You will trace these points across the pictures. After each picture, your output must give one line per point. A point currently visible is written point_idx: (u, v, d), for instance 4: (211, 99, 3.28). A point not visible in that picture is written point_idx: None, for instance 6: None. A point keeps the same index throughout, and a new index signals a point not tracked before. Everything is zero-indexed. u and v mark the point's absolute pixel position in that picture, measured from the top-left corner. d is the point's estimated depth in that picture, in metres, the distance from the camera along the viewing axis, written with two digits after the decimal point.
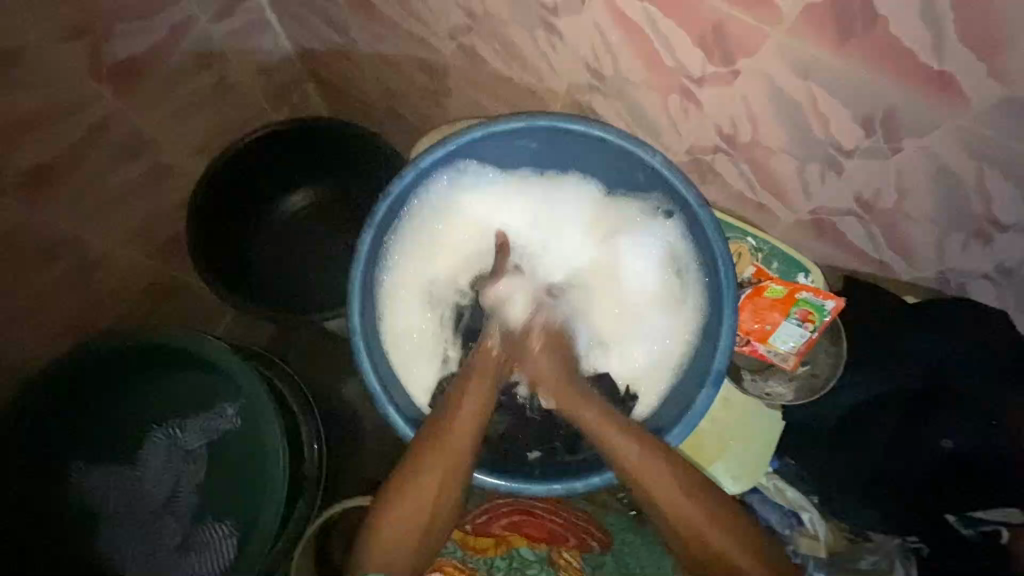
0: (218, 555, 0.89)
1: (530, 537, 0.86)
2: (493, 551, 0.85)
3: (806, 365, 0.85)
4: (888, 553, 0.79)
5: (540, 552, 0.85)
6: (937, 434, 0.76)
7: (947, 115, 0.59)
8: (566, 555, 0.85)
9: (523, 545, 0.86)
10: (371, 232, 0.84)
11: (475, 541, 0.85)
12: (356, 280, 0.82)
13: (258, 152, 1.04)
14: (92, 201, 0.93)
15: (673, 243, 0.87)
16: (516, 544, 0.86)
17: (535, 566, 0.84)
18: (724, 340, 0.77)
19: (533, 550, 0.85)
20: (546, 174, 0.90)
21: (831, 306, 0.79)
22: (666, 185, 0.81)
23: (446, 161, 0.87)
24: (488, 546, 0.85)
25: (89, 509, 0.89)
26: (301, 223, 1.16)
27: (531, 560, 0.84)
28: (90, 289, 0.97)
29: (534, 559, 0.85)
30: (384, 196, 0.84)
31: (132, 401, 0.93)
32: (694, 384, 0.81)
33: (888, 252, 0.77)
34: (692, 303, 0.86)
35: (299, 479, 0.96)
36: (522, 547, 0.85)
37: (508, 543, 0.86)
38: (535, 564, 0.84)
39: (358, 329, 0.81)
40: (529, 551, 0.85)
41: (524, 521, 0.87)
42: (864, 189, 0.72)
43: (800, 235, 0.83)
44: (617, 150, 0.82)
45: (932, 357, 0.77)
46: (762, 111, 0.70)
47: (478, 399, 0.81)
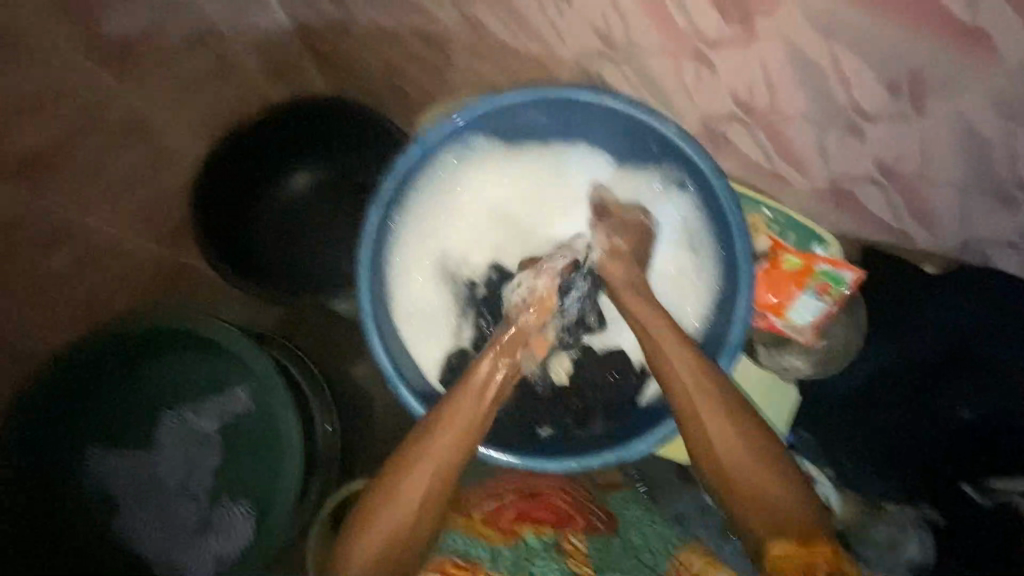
0: (236, 534, 0.91)
1: (537, 524, 0.78)
2: (500, 541, 0.76)
3: (822, 337, 0.86)
4: (905, 525, 0.81)
5: (548, 539, 0.76)
6: (958, 405, 0.78)
7: (977, 73, 0.57)
8: (574, 539, 0.76)
9: (530, 534, 0.77)
10: (377, 212, 0.77)
11: (482, 528, 0.78)
12: (363, 263, 0.77)
13: (258, 133, 1.02)
14: (97, 186, 0.93)
15: (687, 217, 0.81)
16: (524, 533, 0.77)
17: (541, 554, 0.74)
18: (740, 313, 0.73)
19: (539, 537, 0.77)
20: (553, 147, 0.84)
21: (849, 278, 0.78)
22: (681, 156, 0.75)
23: (452, 135, 0.80)
24: (493, 534, 0.77)
25: (112, 491, 0.93)
26: (306, 204, 1.13)
27: (538, 550, 0.74)
28: (98, 275, 0.98)
29: (542, 547, 0.75)
30: (388, 173, 0.78)
31: (147, 385, 0.96)
32: (708, 359, 0.77)
33: (908, 220, 0.76)
34: (707, 277, 0.81)
35: (313, 463, 0.95)
36: (530, 536, 0.76)
37: (516, 533, 0.77)
38: (544, 552, 0.74)
39: (369, 317, 0.76)
40: (536, 539, 0.76)
41: (531, 506, 0.81)
42: (886, 155, 0.70)
43: (818, 204, 0.81)
44: (629, 120, 0.76)
45: (954, 327, 0.79)
46: (782, 76, 0.66)
47: (475, 402, 0.75)
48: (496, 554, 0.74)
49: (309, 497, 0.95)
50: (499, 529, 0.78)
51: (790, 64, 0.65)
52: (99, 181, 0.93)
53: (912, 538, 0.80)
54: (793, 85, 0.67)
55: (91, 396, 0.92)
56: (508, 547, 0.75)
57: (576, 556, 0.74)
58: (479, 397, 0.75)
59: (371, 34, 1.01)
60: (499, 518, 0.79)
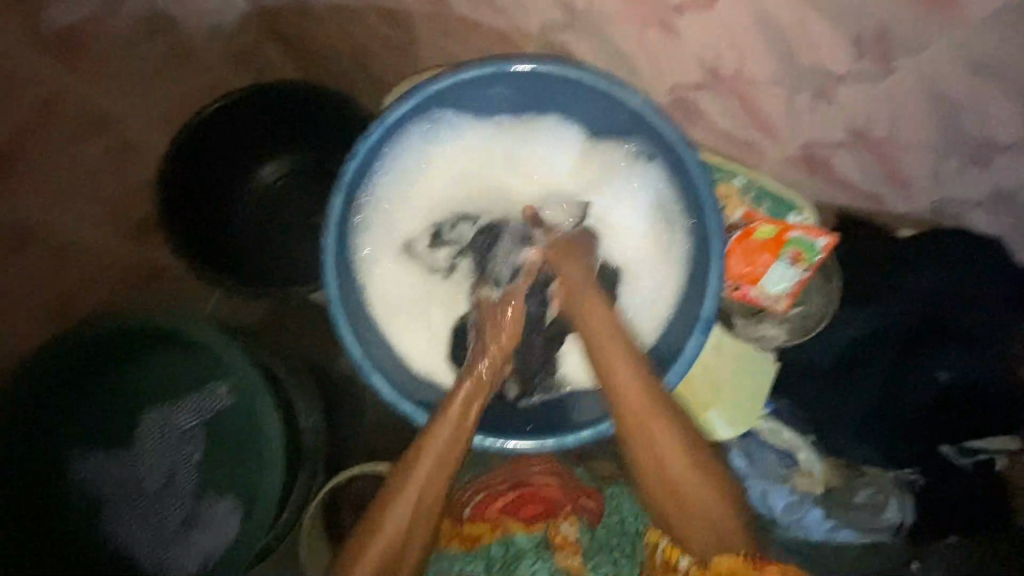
0: (223, 530, 0.91)
1: (527, 521, 0.84)
2: (489, 538, 0.83)
3: (799, 306, 0.84)
4: (881, 487, 0.86)
5: (537, 535, 0.83)
6: (934, 367, 0.78)
7: (944, 26, 0.56)
8: (563, 527, 0.83)
9: (519, 531, 0.83)
10: (341, 197, 0.75)
11: (469, 530, 0.84)
12: (329, 249, 0.75)
13: (222, 122, 0.99)
14: (57, 185, 0.90)
15: (659, 189, 0.80)
16: (511, 531, 0.83)
17: (530, 554, 0.81)
18: (713, 285, 0.72)
19: (528, 534, 0.83)
20: (521, 121, 0.82)
21: (822, 244, 0.76)
22: (649, 128, 0.74)
23: (416, 114, 0.77)
24: (481, 532, 0.84)
25: (92, 493, 0.92)
26: (277, 195, 1.11)
27: (527, 547, 0.82)
28: (64, 276, 0.95)
29: (530, 547, 0.82)
30: (351, 155, 0.75)
31: (122, 386, 0.94)
32: (683, 330, 0.76)
33: (882, 184, 0.76)
34: (680, 250, 0.80)
35: (298, 451, 0.94)
36: (518, 534, 0.83)
37: (503, 528, 0.84)
38: (533, 550, 0.81)
39: (337, 304, 0.75)
40: (525, 537, 0.82)
41: (520, 502, 0.86)
42: (856, 119, 0.69)
43: (791, 171, 0.80)
44: (597, 92, 0.74)
45: (933, 290, 0.78)
46: (748, 40, 0.65)
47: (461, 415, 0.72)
48: (489, 559, 0.82)
49: (295, 490, 0.93)
50: (484, 522, 0.84)
51: (754, 27, 0.63)
52: (60, 180, 0.90)
53: (891, 504, 0.85)
54: (759, 49, 0.65)
55: (62, 401, 0.90)
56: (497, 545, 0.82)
57: (565, 547, 0.82)
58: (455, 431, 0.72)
59: (333, 15, 0.98)
60: (486, 511, 0.85)
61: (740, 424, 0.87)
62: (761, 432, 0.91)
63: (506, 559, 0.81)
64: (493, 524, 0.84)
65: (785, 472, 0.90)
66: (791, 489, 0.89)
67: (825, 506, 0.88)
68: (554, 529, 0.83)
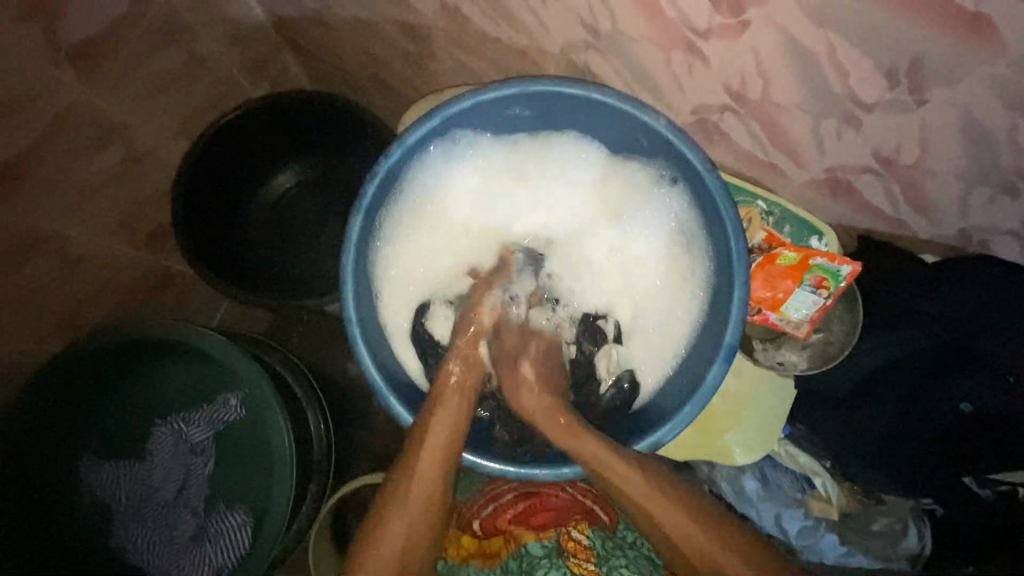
0: (234, 543, 0.90)
1: (537, 529, 0.84)
2: (505, 552, 0.83)
3: (819, 332, 0.83)
4: (901, 517, 0.85)
5: (548, 543, 0.82)
6: (955, 399, 0.76)
7: (980, 59, 0.54)
8: (574, 535, 0.82)
9: (530, 540, 0.83)
10: (359, 217, 0.75)
11: (487, 545, 0.83)
12: (347, 268, 0.74)
13: (239, 132, 0.99)
14: (72, 193, 0.90)
15: (679, 211, 0.79)
16: (523, 540, 0.83)
17: (544, 562, 0.80)
18: (735, 311, 0.71)
19: (540, 542, 0.82)
20: (541, 140, 0.81)
21: (847, 271, 0.73)
22: (672, 151, 0.73)
23: (436, 133, 0.77)
24: (498, 549, 0.83)
25: (104, 502, 0.92)
26: (291, 205, 1.11)
27: (540, 558, 0.81)
28: (79, 285, 0.95)
29: (542, 556, 0.81)
30: (370, 175, 0.75)
31: (137, 395, 0.94)
32: (703, 357, 0.75)
33: (906, 210, 0.74)
34: (700, 273, 0.79)
35: (308, 463, 0.93)
36: (531, 543, 0.82)
37: (515, 540, 0.83)
38: (546, 557, 0.81)
39: (355, 325, 0.74)
40: (537, 546, 0.82)
41: (529, 509, 0.85)
42: (884, 145, 0.68)
43: (814, 194, 0.79)
44: (619, 114, 0.73)
45: (956, 316, 0.76)
46: (774, 66, 0.64)
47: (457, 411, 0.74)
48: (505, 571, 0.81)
49: (306, 503, 0.93)
50: (497, 532, 0.84)
51: (782, 53, 0.62)
52: (75, 188, 0.91)
53: (910, 532, 0.85)
54: (785, 76, 0.64)
55: (74, 409, 0.91)
56: (512, 558, 0.82)
57: (577, 553, 0.81)
58: (451, 425, 0.73)
59: (351, 28, 0.98)
60: (498, 521, 0.84)
61: (754, 449, 0.86)
62: (776, 455, 0.89)
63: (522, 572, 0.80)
64: (505, 535, 0.84)
65: (800, 496, 0.89)
66: (806, 513, 0.88)
67: (841, 531, 0.88)
68: (566, 536, 0.82)
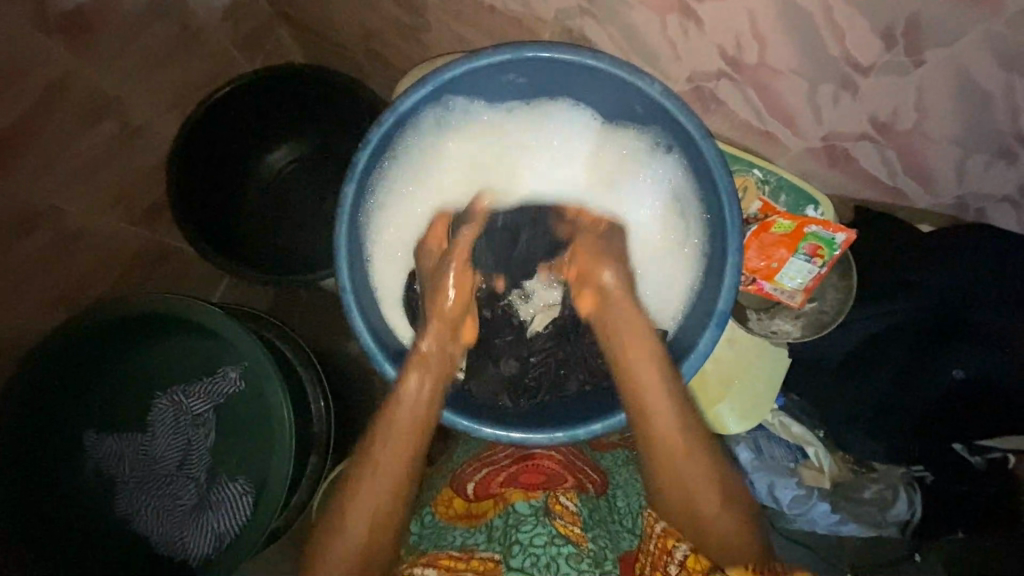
0: (234, 512, 0.90)
1: (526, 490, 0.73)
2: (491, 513, 0.72)
3: (813, 302, 0.83)
4: (890, 483, 0.84)
5: (536, 502, 0.70)
6: (948, 365, 0.77)
7: (979, 16, 0.54)
8: (563, 499, 0.71)
9: (518, 499, 0.71)
10: (353, 185, 0.74)
11: (475, 507, 0.74)
12: (341, 236, 0.74)
13: (231, 105, 0.98)
14: (64, 166, 0.90)
15: (675, 179, 0.79)
16: (511, 499, 0.71)
17: (530, 520, 0.68)
18: (730, 278, 0.71)
19: (528, 502, 0.71)
20: (535, 108, 0.81)
21: (841, 239, 0.75)
22: (667, 117, 0.72)
23: (431, 100, 0.76)
24: (485, 509, 0.73)
25: (107, 472, 0.94)
26: (289, 180, 1.10)
27: (525, 514, 0.69)
28: (78, 259, 0.96)
29: (530, 513, 0.69)
30: (362, 143, 0.74)
31: (135, 369, 0.95)
32: (697, 325, 0.75)
33: (904, 178, 0.74)
34: (696, 243, 0.79)
35: (308, 437, 0.93)
36: (518, 502, 0.71)
37: (504, 501, 0.72)
38: (532, 516, 0.68)
39: (349, 294, 0.74)
40: (525, 504, 0.70)
41: (522, 473, 0.77)
42: (880, 111, 0.67)
43: (809, 164, 0.79)
44: (614, 80, 0.73)
45: (951, 286, 0.77)
46: (771, 28, 0.63)
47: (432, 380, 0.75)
48: (490, 530, 0.70)
49: (306, 472, 0.93)
50: (487, 500, 0.75)
51: (778, 14, 0.61)
52: (68, 161, 0.90)
53: (899, 498, 0.83)
54: (782, 38, 0.64)
55: (72, 386, 0.90)
56: (498, 516, 0.70)
57: (564, 514, 0.69)
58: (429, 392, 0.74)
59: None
60: (486, 486, 0.77)
61: (748, 420, 0.87)
62: (769, 425, 0.90)
63: (505, 528, 0.69)
64: (497, 499, 0.74)
65: (792, 466, 0.89)
66: (799, 482, 0.88)
67: (833, 499, 0.87)
68: (555, 498, 0.71)
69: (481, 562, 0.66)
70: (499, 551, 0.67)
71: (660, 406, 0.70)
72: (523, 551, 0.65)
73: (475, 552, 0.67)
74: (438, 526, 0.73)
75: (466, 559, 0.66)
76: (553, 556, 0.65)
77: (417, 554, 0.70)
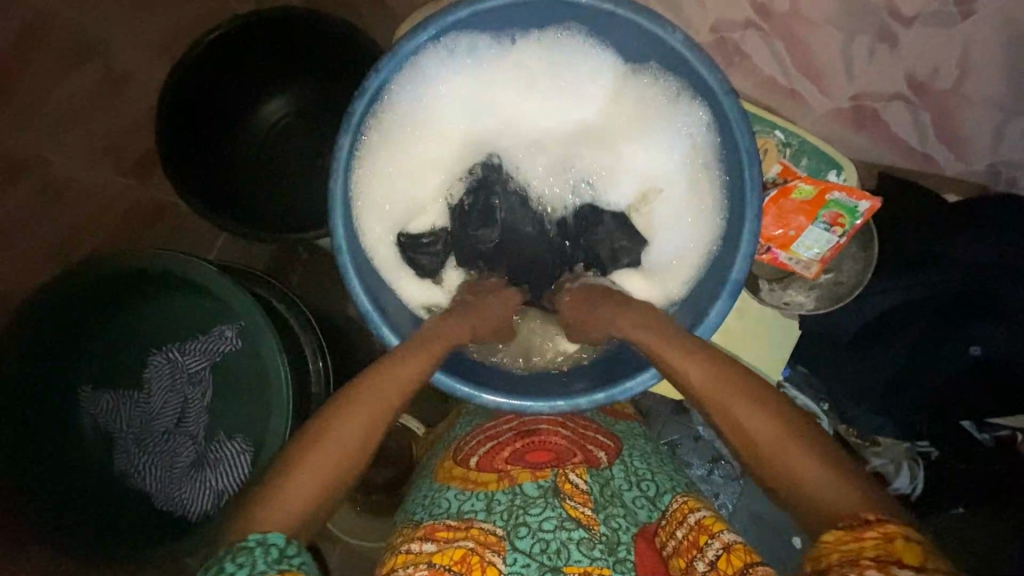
0: (233, 469, 0.90)
1: (535, 470, 0.71)
2: (494, 486, 0.69)
3: (829, 272, 0.79)
4: (894, 458, 0.81)
5: (546, 481, 0.69)
6: (966, 342, 0.75)
7: None
8: (573, 477, 0.69)
9: (527, 480, 0.69)
10: (347, 136, 0.70)
11: (476, 477, 0.71)
12: (337, 190, 0.70)
13: (226, 48, 0.92)
14: (53, 111, 0.92)
15: (692, 138, 0.75)
16: (519, 479, 0.69)
17: (539, 502, 0.67)
18: (746, 246, 0.67)
19: (536, 483, 0.69)
20: (546, 56, 0.76)
21: (865, 207, 0.71)
22: (687, 69, 0.69)
23: (435, 46, 0.72)
24: (486, 480, 0.70)
25: (105, 429, 0.93)
26: (283, 133, 1.05)
27: (534, 496, 0.67)
28: (70, 210, 0.95)
29: (538, 495, 0.67)
30: (361, 91, 0.69)
31: (128, 325, 0.94)
32: (708, 295, 0.72)
33: (935, 141, 0.74)
34: (710, 207, 0.75)
35: (307, 398, 0.91)
36: (526, 483, 0.69)
37: (510, 479, 0.70)
38: (541, 497, 0.67)
39: (345, 254, 0.70)
40: (533, 485, 0.68)
41: (528, 450, 0.74)
42: (920, 68, 0.68)
43: (837, 125, 0.76)
44: (632, 26, 0.69)
45: (984, 256, 0.74)
46: None
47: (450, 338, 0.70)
48: (491, 502, 0.67)
49: None
50: (491, 472, 0.71)
51: None
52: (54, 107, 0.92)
53: (902, 472, 0.80)
54: None
55: (70, 339, 0.89)
56: (504, 492, 0.68)
57: (575, 495, 0.67)
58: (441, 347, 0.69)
59: None
60: (492, 459, 0.73)
61: None
62: None
63: (511, 507, 0.67)
64: (501, 474, 0.71)
65: None
66: None
67: None
68: (563, 476, 0.69)
69: (484, 535, 0.63)
70: (504, 529, 0.64)
71: (687, 364, 0.62)
72: (531, 534, 0.63)
73: (473, 526, 0.64)
74: (436, 490, 0.71)
75: (465, 529, 0.64)
76: (563, 540, 0.63)
77: (413, 525, 0.67)
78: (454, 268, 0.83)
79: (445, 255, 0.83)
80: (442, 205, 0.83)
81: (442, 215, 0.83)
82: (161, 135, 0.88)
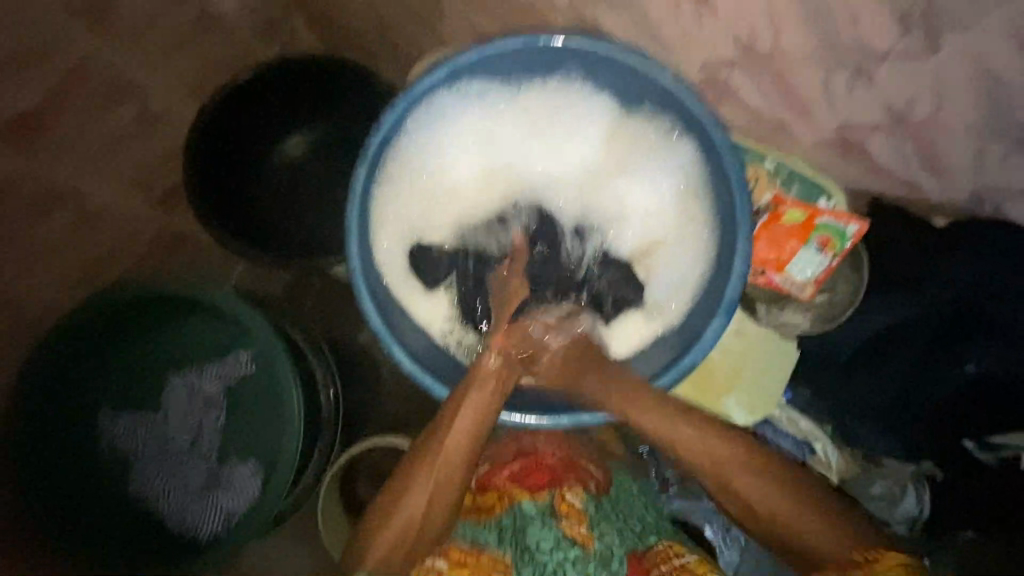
0: (244, 491, 0.92)
1: (532, 488, 0.75)
2: (496, 508, 0.73)
3: (823, 293, 0.84)
4: (899, 480, 0.83)
5: (543, 502, 0.72)
6: (963, 359, 0.76)
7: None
8: (568, 495, 0.74)
9: (525, 499, 0.73)
10: (363, 169, 0.76)
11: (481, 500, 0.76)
12: (353, 217, 0.75)
13: (249, 91, 0.99)
14: (91, 144, 0.94)
15: (687, 168, 0.79)
16: (517, 498, 0.73)
17: (536, 522, 0.70)
18: (737, 268, 0.72)
19: (534, 501, 0.73)
20: (549, 93, 0.81)
21: (853, 230, 0.76)
22: (678, 105, 0.74)
23: (445, 86, 0.78)
24: (492, 504, 0.74)
25: (120, 451, 0.95)
26: (301, 167, 1.11)
27: (532, 517, 0.70)
28: (99, 240, 0.99)
29: (536, 514, 0.71)
30: (377, 129, 0.76)
31: (148, 350, 0.96)
32: (704, 314, 0.76)
33: (918, 168, 0.73)
34: (706, 232, 0.79)
35: (317, 419, 0.93)
36: (525, 501, 0.73)
37: (510, 498, 0.74)
38: (538, 518, 0.70)
39: (360, 276, 0.75)
40: (531, 503, 0.72)
41: (525, 471, 0.78)
42: (897, 100, 0.67)
43: (824, 155, 0.78)
44: (627, 67, 0.74)
45: (974, 279, 0.75)
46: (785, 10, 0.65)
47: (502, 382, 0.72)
48: (499, 529, 0.70)
49: (314, 457, 0.94)
50: (494, 491, 0.76)
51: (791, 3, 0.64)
52: (88, 143, 0.94)
53: (907, 495, 0.82)
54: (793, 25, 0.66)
55: (95, 362, 0.93)
56: (507, 514, 0.72)
57: (570, 514, 0.71)
58: (491, 396, 0.72)
59: None
60: (493, 478, 0.78)
61: (755, 413, 0.87)
62: (776, 419, 0.89)
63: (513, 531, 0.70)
64: (501, 493, 0.75)
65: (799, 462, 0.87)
66: None
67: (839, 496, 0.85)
68: (560, 495, 0.74)
69: (497, 562, 0.66)
70: (509, 550, 0.67)
71: (691, 442, 0.68)
72: (533, 557, 0.66)
73: (484, 551, 0.67)
74: None
75: (476, 554, 0.67)
76: (561, 559, 0.66)
77: None
78: (456, 278, 0.84)
79: (451, 271, 0.84)
80: (452, 232, 0.86)
81: (448, 241, 0.85)
82: (194, 169, 0.96)
